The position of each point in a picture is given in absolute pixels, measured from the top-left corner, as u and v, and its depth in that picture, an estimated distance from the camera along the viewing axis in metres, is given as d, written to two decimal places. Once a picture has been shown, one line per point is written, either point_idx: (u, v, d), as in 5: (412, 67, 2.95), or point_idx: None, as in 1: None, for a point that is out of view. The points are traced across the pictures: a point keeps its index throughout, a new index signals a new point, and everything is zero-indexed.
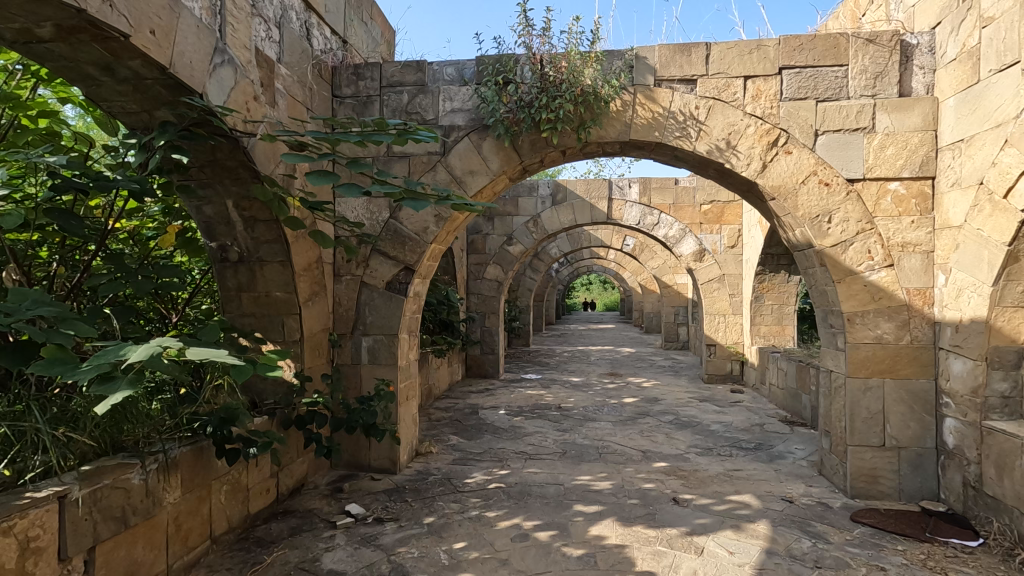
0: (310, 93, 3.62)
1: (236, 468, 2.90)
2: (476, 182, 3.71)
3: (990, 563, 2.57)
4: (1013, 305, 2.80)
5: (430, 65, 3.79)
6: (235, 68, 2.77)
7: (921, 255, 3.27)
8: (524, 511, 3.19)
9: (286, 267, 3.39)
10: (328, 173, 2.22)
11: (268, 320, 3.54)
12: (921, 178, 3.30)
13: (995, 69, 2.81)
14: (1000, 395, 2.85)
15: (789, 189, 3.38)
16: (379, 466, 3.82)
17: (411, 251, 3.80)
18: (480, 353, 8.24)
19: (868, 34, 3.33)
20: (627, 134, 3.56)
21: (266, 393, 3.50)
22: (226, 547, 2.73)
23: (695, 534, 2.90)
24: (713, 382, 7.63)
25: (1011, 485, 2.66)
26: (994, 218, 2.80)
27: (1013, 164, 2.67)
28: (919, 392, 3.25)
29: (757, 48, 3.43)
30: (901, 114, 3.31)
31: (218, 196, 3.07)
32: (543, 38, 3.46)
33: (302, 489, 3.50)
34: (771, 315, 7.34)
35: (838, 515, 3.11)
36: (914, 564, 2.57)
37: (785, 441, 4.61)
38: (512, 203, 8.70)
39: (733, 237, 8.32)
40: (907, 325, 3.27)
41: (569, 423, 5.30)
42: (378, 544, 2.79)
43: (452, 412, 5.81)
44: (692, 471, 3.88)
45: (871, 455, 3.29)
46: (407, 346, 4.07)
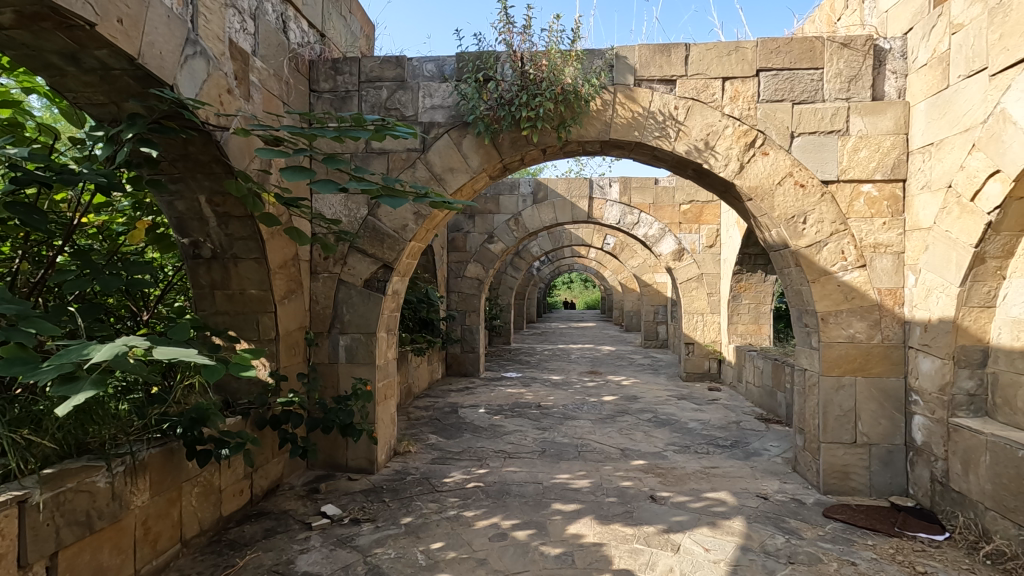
0: (287, 87, 3.55)
1: (208, 469, 2.84)
2: (456, 179, 3.68)
3: (956, 557, 2.64)
4: (979, 305, 2.88)
5: (410, 61, 3.75)
6: (208, 60, 2.71)
7: (893, 256, 3.34)
8: (502, 510, 3.18)
9: (261, 264, 3.33)
10: (303, 168, 2.16)
11: (242, 319, 3.48)
12: (893, 181, 3.36)
13: (964, 75, 2.88)
14: (966, 392, 2.93)
15: (765, 190, 3.42)
16: (356, 467, 3.78)
17: (390, 249, 3.75)
18: (460, 352, 8.21)
19: (843, 38, 3.39)
20: (607, 133, 3.57)
21: (240, 393, 3.43)
22: (197, 550, 2.67)
23: (672, 531, 2.92)
24: (691, 380, 7.71)
25: (977, 480, 2.73)
26: (962, 220, 2.86)
27: (980, 168, 2.74)
28: (889, 390, 3.32)
29: (736, 50, 3.46)
30: (874, 117, 3.38)
31: (189, 191, 2.99)
32: (524, 36, 3.45)
33: (277, 490, 3.45)
34: (747, 315, 7.45)
35: (811, 511, 3.17)
36: (884, 559, 2.62)
37: (761, 439, 4.67)
38: (493, 201, 8.67)
39: (711, 237, 8.45)
40: (879, 325, 3.34)
41: (548, 421, 5.30)
42: (354, 545, 2.76)
43: (431, 411, 5.78)
44: (669, 468, 3.91)
45: (843, 452, 3.36)
46: (385, 344, 4.03)
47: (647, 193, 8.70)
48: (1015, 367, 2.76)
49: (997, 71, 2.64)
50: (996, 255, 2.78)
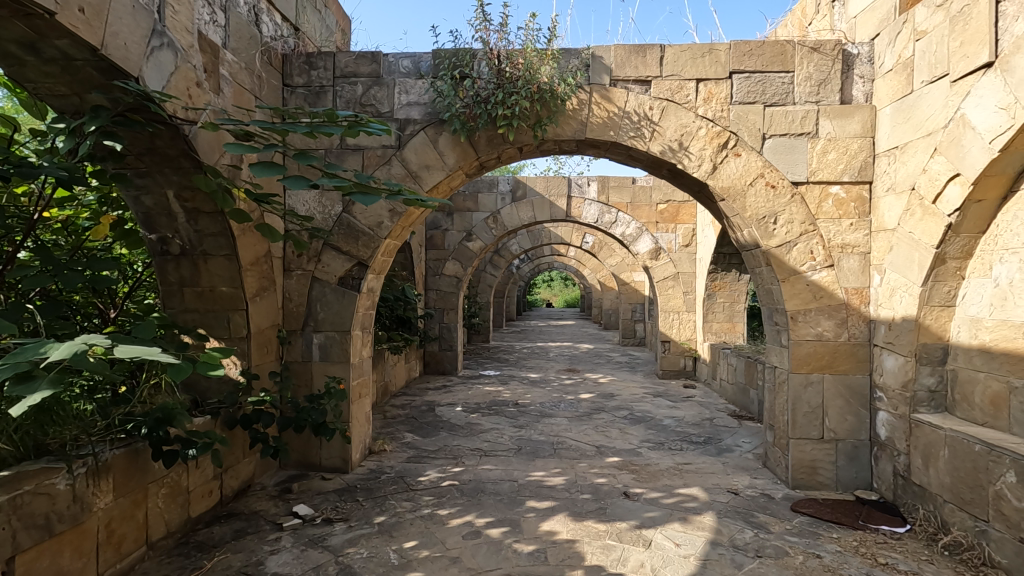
0: (259, 81, 3.49)
1: (175, 469, 2.78)
2: (432, 177, 3.67)
3: (916, 548, 2.72)
4: (940, 305, 2.96)
5: (385, 56, 3.71)
6: (176, 52, 2.65)
7: (859, 256, 3.43)
8: (476, 508, 3.18)
9: (232, 261, 3.27)
10: (273, 164, 2.10)
11: (212, 316, 3.41)
12: (860, 182, 3.45)
13: (927, 80, 2.96)
14: (926, 388, 3.02)
15: (737, 190, 3.48)
16: (330, 466, 3.74)
17: (365, 246, 3.72)
18: (438, 350, 8.19)
19: (813, 42, 3.46)
20: (583, 132, 3.59)
21: (209, 392, 3.36)
22: (164, 553, 2.62)
23: (644, 527, 2.96)
24: (666, 377, 7.80)
25: (936, 474, 2.83)
26: (924, 222, 2.95)
27: (942, 171, 2.82)
28: (856, 387, 3.41)
29: (709, 52, 3.51)
30: (842, 121, 3.45)
31: (157, 185, 2.92)
32: (500, 34, 3.44)
33: (248, 490, 3.40)
34: (722, 313, 7.56)
35: (780, 505, 3.23)
36: (848, 551, 2.69)
37: (733, 435, 4.75)
38: (471, 199, 8.65)
39: (687, 237, 8.56)
40: (846, 323, 3.42)
41: (525, 419, 5.32)
42: (326, 545, 2.73)
43: (408, 409, 5.75)
44: (643, 465, 3.96)
45: (811, 447, 3.44)
46: (360, 343, 4.00)
47: (625, 192, 8.76)
48: (973, 364, 2.85)
49: (958, 77, 2.73)
50: (956, 256, 2.87)
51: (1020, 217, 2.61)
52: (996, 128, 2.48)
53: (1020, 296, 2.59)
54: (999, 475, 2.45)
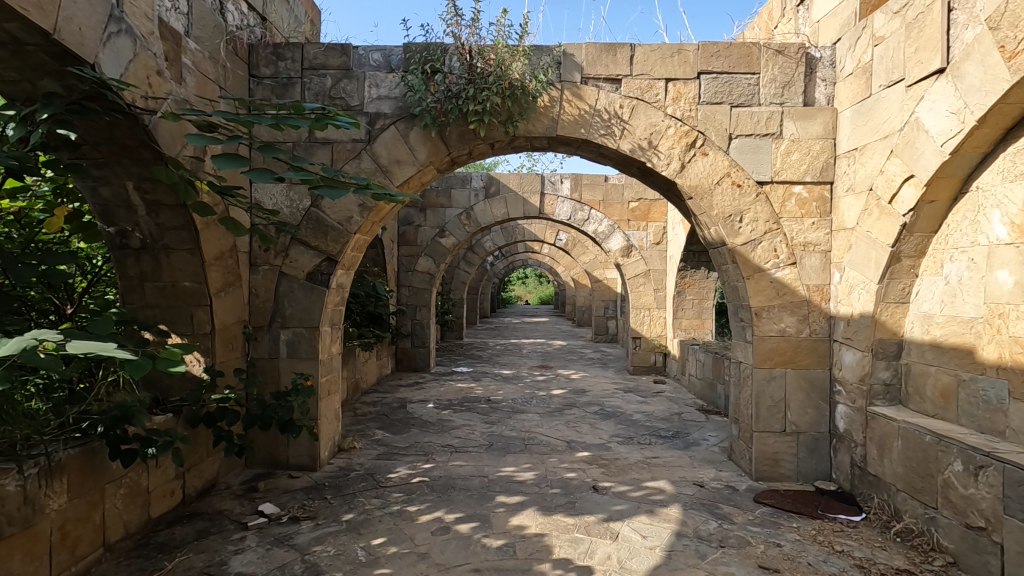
0: (223, 72, 3.41)
1: (134, 469, 2.70)
2: (403, 172, 3.64)
3: (870, 535, 2.83)
4: (895, 301, 3.07)
5: (355, 49, 3.67)
6: (135, 39, 2.57)
7: (820, 254, 3.53)
8: (446, 504, 3.18)
9: (195, 255, 3.19)
10: (238, 156, 2.03)
11: (174, 312, 3.32)
12: (822, 183, 3.55)
13: (884, 84, 3.07)
14: (882, 382, 3.13)
15: (704, 189, 3.54)
16: (298, 464, 3.69)
17: (334, 242, 3.67)
18: (410, 346, 8.13)
19: (777, 45, 3.55)
20: (554, 130, 3.61)
21: (172, 389, 3.28)
22: (121, 555, 2.54)
23: (612, 520, 3.00)
24: (637, 373, 7.90)
25: (891, 464, 2.94)
26: (881, 221, 3.05)
27: (898, 173, 2.92)
28: (817, 381, 3.51)
29: (678, 52, 3.57)
30: (805, 122, 3.55)
31: (116, 176, 2.83)
32: (471, 29, 3.43)
33: (212, 490, 3.33)
34: (691, 309, 7.71)
35: (743, 497, 3.32)
36: (807, 540, 2.78)
37: (701, 430, 4.85)
38: (444, 195, 8.60)
39: (658, 235, 8.71)
40: (807, 320, 3.53)
41: (497, 415, 5.34)
42: (292, 544, 2.70)
43: (379, 406, 5.70)
44: (612, 459, 4.01)
45: (774, 440, 3.53)
46: (329, 339, 3.94)
47: (597, 190, 8.84)
48: (925, 358, 2.95)
49: (912, 82, 2.83)
50: (910, 255, 2.98)
51: (969, 217, 2.71)
52: (947, 131, 2.57)
53: (969, 293, 2.68)
54: (947, 464, 2.56)
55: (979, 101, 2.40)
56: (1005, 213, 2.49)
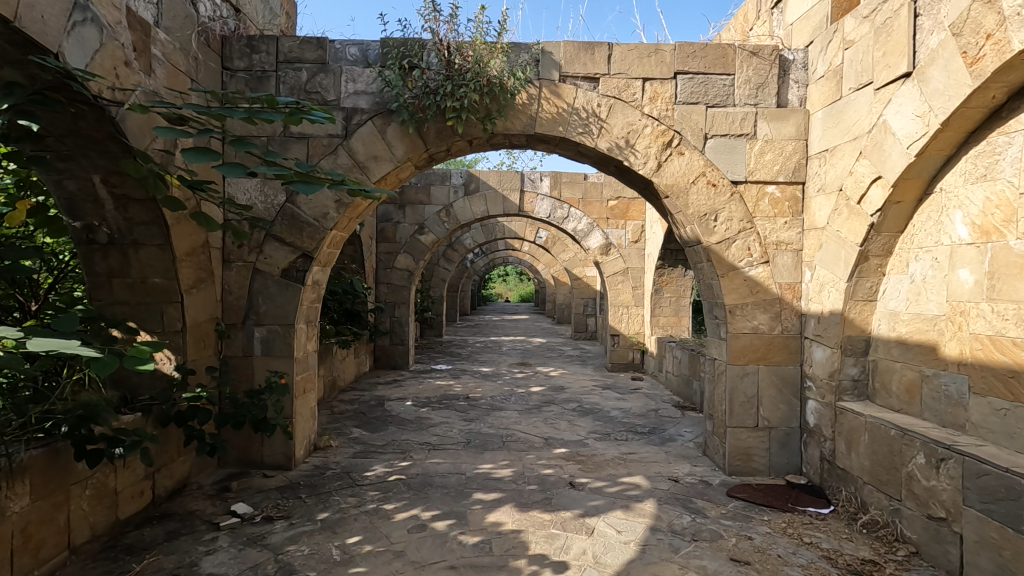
0: (195, 64, 3.33)
1: (101, 469, 2.64)
2: (380, 168, 3.60)
3: (838, 527, 2.90)
4: (864, 299, 3.15)
5: (332, 43, 3.62)
6: (102, 29, 2.50)
7: (793, 253, 3.60)
8: (423, 502, 3.17)
9: (165, 251, 3.12)
10: (209, 150, 1.96)
11: (143, 309, 3.24)
12: (794, 183, 3.62)
13: (854, 87, 3.14)
14: (851, 377, 3.22)
15: (680, 188, 3.59)
16: (272, 463, 3.64)
17: (309, 238, 3.62)
18: (389, 344, 8.09)
19: (752, 47, 3.60)
20: (532, 127, 3.62)
21: (141, 388, 3.21)
22: (88, 557, 2.48)
23: (588, 516, 3.03)
24: (615, 370, 7.99)
25: (858, 458, 3.02)
26: (850, 221, 3.12)
27: (866, 174, 2.99)
28: (788, 377, 3.59)
29: (655, 52, 3.60)
30: (779, 123, 3.61)
31: (82, 169, 2.75)
32: (450, 25, 3.41)
33: (183, 490, 3.27)
34: (669, 307, 7.79)
35: (717, 491, 3.37)
36: (777, 533, 2.84)
37: (677, 425, 4.92)
38: (423, 191, 8.55)
39: (636, 233, 8.78)
40: (779, 317, 3.60)
41: (475, 413, 5.34)
42: (265, 544, 2.66)
43: (357, 404, 5.65)
44: (589, 456, 4.04)
45: (746, 435, 3.60)
46: (305, 337, 3.89)
47: (576, 188, 8.90)
48: (891, 355, 3.03)
49: (881, 85, 2.90)
50: (878, 254, 3.06)
51: (933, 218, 2.79)
52: (913, 134, 2.64)
53: (933, 292, 2.75)
54: (911, 457, 2.64)
55: (942, 105, 2.47)
56: (966, 214, 2.56)
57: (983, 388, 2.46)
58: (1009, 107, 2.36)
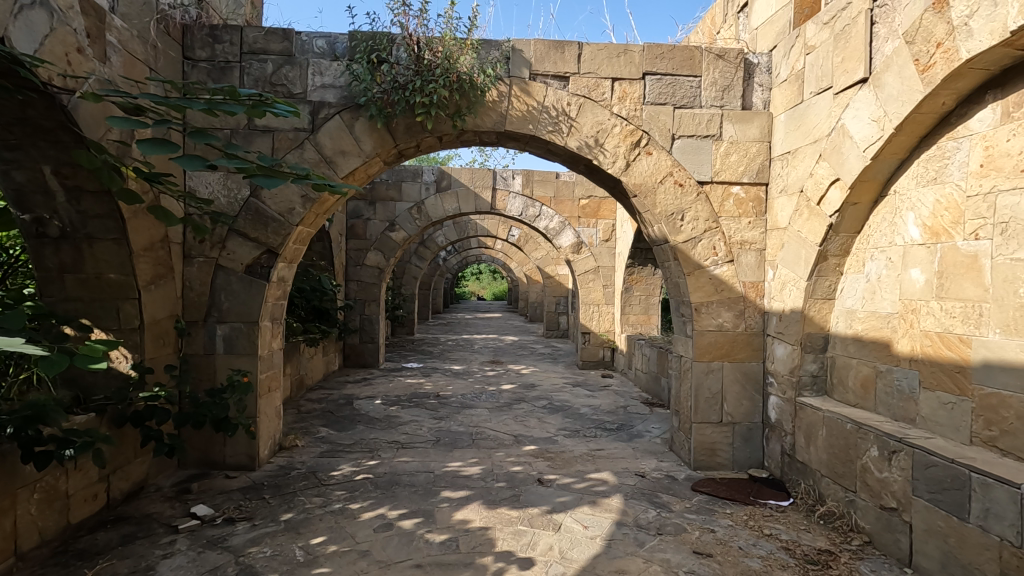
0: (153, 52, 3.23)
1: (52, 472, 2.54)
2: (348, 163, 3.55)
3: (797, 519, 2.99)
4: (822, 298, 3.25)
5: (298, 35, 3.55)
6: (52, 13, 2.40)
7: (756, 252, 3.69)
8: (390, 501, 3.15)
9: (121, 246, 3.02)
10: (166, 142, 1.88)
11: (98, 306, 3.12)
12: (758, 184, 3.70)
13: (814, 91, 3.22)
14: (810, 373, 3.31)
15: (648, 187, 3.63)
16: (235, 464, 3.56)
17: (274, 233, 3.55)
18: (359, 342, 7.99)
19: (718, 49, 3.66)
20: (502, 125, 3.62)
21: (96, 388, 3.09)
22: (36, 564, 2.38)
23: (555, 512, 3.05)
24: (586, 367, 8.06)
25: (816, 451, 3.11)
26: (810, 222, 3.21)
27: (825, 176, 3.08)
28: (751, 373, 3.68)
29: (624, 52, 3.64)
30: (743, 125, 3.69)
31: (31, 160, 2.64)
32: (419, 20, 3.38)
33: (140, 492, 3.17)
34: (638, 306, 7.89)
35: (682, 485, 3.44)
36: (739, 525, 2.91)
37: (644, 422, 4.99)
38: (394, 188, 8.45)
39: (607, 232, 8.87)
40: (743, 315, 3.68)
41: (446, 411, 5.32)
42: (226, 546, 2.60)
43: (325, 403, 5.56)
44: (558, 452, 4.07)
45: (711, 430, 3.67)
46: (269, 335, 3.82)
47: (548, 186, 8.95)
48: (847, 351, 3.13)
49: (839, 90, 2.99)
50: (837, 254, 3.16)
51: (888, 219, 2.88)
52: (869, 138, 2.73)
53: (887, 290, 2.85)
54: (865, 450, 2.74)
55: (896, 110, 2.56)
56: (918, 216, 2.66)
57: (932, 382, 2.56)
58: (959, 113, 2.46)
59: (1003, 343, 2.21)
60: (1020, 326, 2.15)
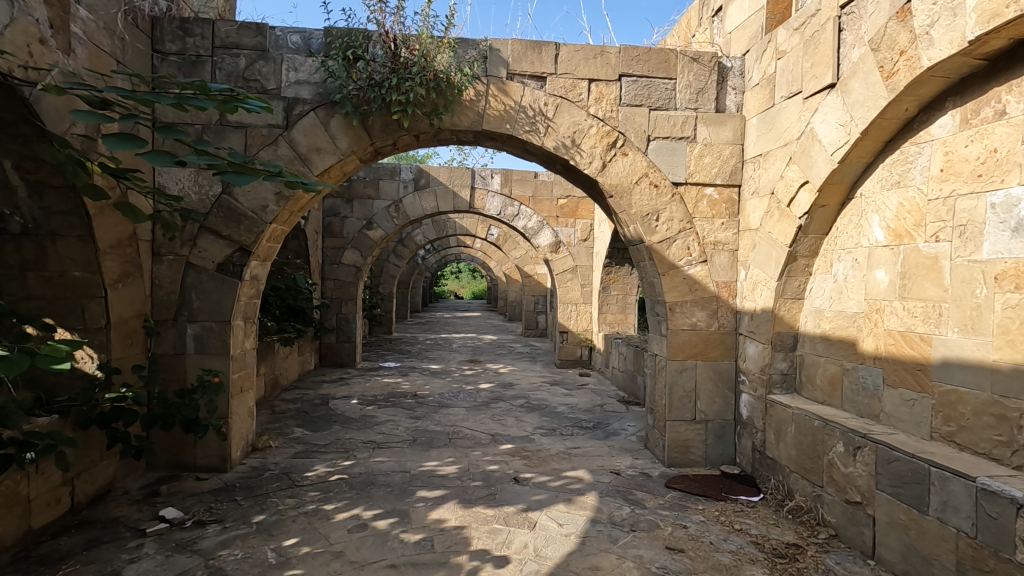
0: (121, 45, 3.15)
1: (12, 476, 2.46)
2: (323, 160, 3.51)
3: (766, 514, 3.06)
4: (792, 297, 3.33)
5: (272, 30, 3.50)
6: (13, 3, 2.33)
7: (728, 253, 3.76)
8: (365, 501, 3.12)
9: (87, 243, 2.94)
10: (132, 138, 1.83)
11: (62, 304, 3.04)
12: (731, 185, 3.77)
13: (785, 95, 3.30)
14: (780, 371, 3.39)
15: (624, 188, 3.67)
16: (206, 465, 3.50)
17: (247, 231, 3.49)
18: (335, 341, 7.91)
19: (692, 53, 3.72)
20: (479, 124, 3.62)
21: (59, 389, 3.01)
22: None
23: (531, 510, 3.06)
24: (564, 366, 8.11)
25: (785, 447, 3.19)
26: (781, 223, 3.28)
27: (795, 178, 3.15)
28: (724, 371, 3.75)
29: (600, 54, 3.67)
30: (717, 128, 3.75)
31: None
32: (396, 17, 3.36)
33: (107, 496, 3.09)
34: (615, 305, 7.96)
35: (656, 482, 3.49)
36: (710, 521, 2.96)
37: (620, 420, 5.04)
38: (372, 185, 8.37)
39: (585, 231, 8.94)
40: (716, 314, 3.74)
41: (423, 410, 5.29)
42: (195, 549, 2.56)
43: (300, 403, 5.49)
44: (535, 451, 4.09)
45: (684, 428, 3.72)
46: (242, 334, 3.75)
47: (527, 186, 8.99)
48: (816, 350, 3.21)
49: (809, 94, 3.06)
50: (806, 254, 3.24)
51: (854, 221, 2.96)
52: (836, 142, 2.80)
53: (853, 291, 2.93)
54: (832, 446, 2.81)
55: (862, 115, 2.63)
56: (882, 218, 2.74)
57: (895, 380, 2.64)
58: (921, 119, 2.54)
59: (961, 341, 2.29)
60: (976, 326, 2.23)
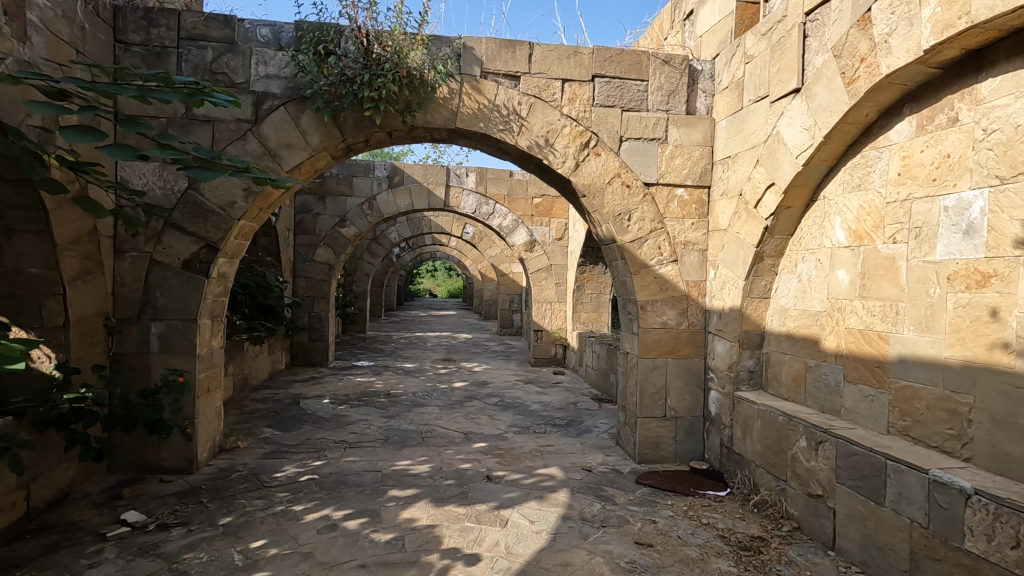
0: (81, 34, 3.05)
1: None
2: (293, 156, 3.46)
3: (733, 508, 3.13)
4: (759, 296, 3.41)
5: (241, 23, 3.43)
6: None
7: (698, 252, 3.84)
8: (335, 502, 3.09)
9: (44, 239, 2.84)
10: (92, 130, 1.76)
11: (18, 302, 2.93)
12: (701, 186, 3.84)
13: (753, 99, 3.37)
14: (746, 368, 3.47)
15: (597, 187, 3.71)
16: (171, 467, 3.42)
17: (214, 228, 3.41)
18: (307, 340, 7.79)
19: (664, 55, 3.77)
20: (453, 122, 3.61)
21: (14, 389, 2.90)
22: None
23: (502, 508, 3.07)
24: (538, 364, 8.15)
25: (751, 443, 3.27)
26: (748, 224, 3.36)
27: (762, 180, 3.22)
28: (693, 369, 3.82)
29: (573, 54, 3.70)
30: (687, 129, 3.81)
31: None
32: (368, 13, 3.32)
33: (66, 500, 3.00)
34: (590, 303, 8.02)
35: (626, 479, 3.53)
36: (679, 516, 3.02)
37: (593, 418, 5.08)
38: (345, 182, 8.26)
39: (560, 231, 8.99)
40: (686, 313, 3.81)
41: (396, 409, 5.26)
42: (158, 553, 2.50)
43: (270, 403, 5.39)
44: (507, 449, 4.10)
45: (655, 425, 3.78)
46: (209, 333, 3.67)
47: (502, 184, 9.00)
48: (781, 348, 3.30)
49: (775, 99, 3.14)
50: (772, 255, 3.32)
51: (817, 222, 3.05)
52: (800, 145, 2.88)
53: (816, 290, 3.02)
54: (795, 441, 2.89)
55: (825, 119, 2.70)
56: (844, 220, 2.82)
57: (855, 376, 2.73)
58: (880, 124, 2.62)
59: (916, 339, 2.38)
60: (930, 324, 2.32)
